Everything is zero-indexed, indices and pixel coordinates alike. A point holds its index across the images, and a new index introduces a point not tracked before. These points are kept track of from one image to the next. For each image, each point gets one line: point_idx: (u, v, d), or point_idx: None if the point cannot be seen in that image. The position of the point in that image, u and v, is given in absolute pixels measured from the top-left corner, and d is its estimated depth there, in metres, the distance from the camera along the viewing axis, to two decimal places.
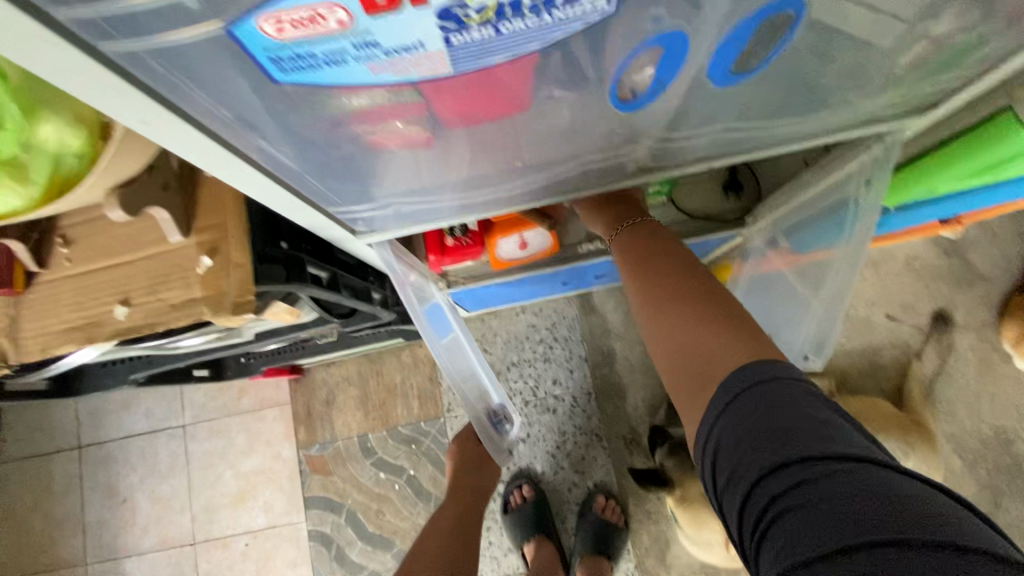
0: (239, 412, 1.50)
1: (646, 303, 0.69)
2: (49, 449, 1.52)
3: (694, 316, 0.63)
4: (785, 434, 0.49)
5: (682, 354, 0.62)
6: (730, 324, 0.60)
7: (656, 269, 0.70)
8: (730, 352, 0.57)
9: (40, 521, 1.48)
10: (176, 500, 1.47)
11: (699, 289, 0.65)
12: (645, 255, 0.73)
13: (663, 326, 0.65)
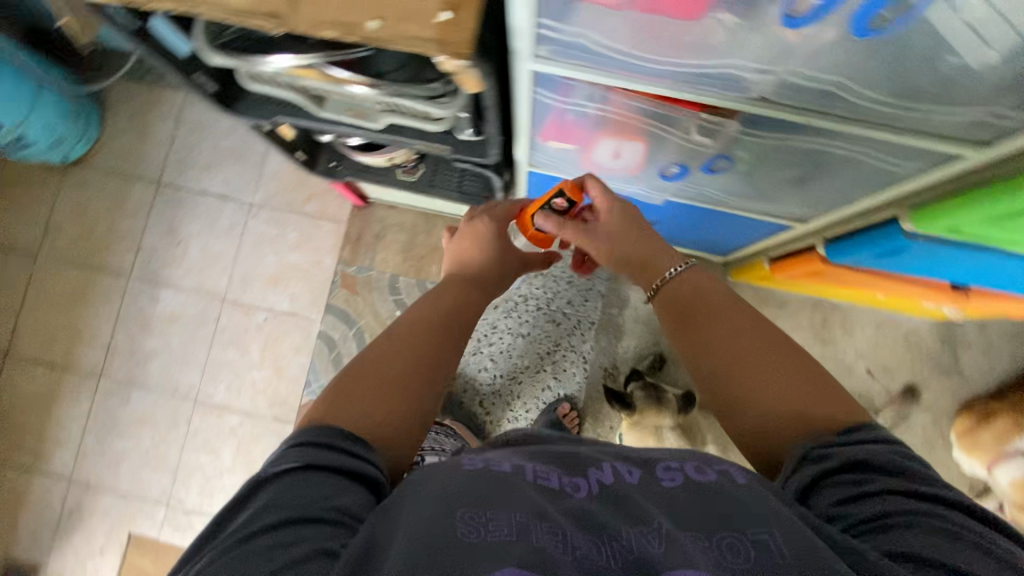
0: (301, 212, 1.69)
1: (738, 370, 0.69)
2: (135, 175, 1.73)
3: (772, 379, 0.67)
4: (904, 477, 0.54)
5: (791, 404, 0.64)
6: (812, 383, 0.66)
7: (750, 347, 0.70)
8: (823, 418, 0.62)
9: (108, 228, 1.71)
10: (222, 260, 1.68)
11: (785, 357, 0.69)
12: (731, 331, 0.73)
13: (764, 396, 0.66)
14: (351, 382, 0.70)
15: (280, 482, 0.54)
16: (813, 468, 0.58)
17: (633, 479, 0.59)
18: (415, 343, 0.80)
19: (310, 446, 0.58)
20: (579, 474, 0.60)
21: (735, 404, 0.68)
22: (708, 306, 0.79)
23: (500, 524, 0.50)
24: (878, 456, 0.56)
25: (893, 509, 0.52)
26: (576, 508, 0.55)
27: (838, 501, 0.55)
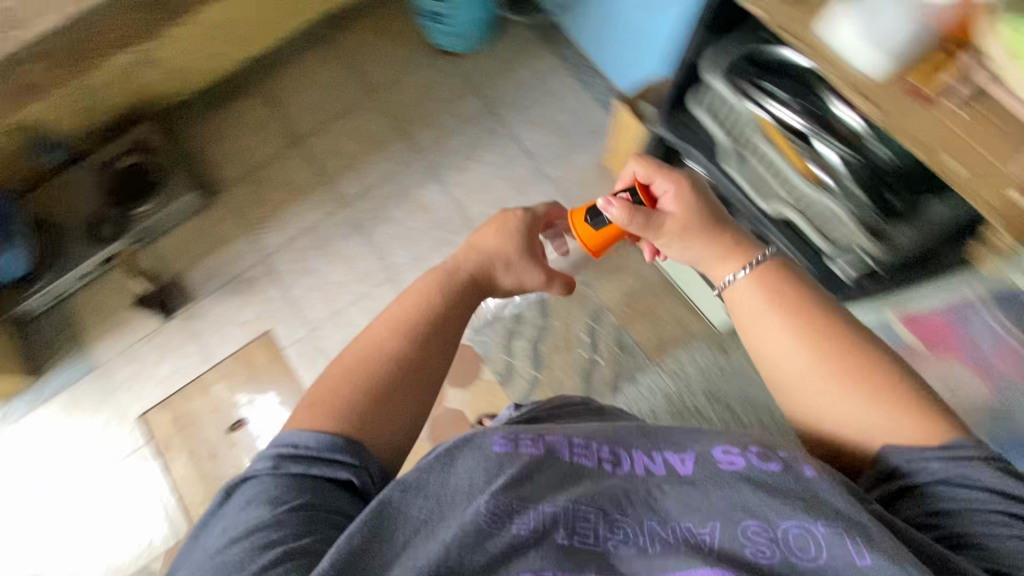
0: (574, 209, 1.84)
1: (825, 393, 0.79)
2: (477, 92, 1.97)
3: (848, 387, 0.77)
4: (969, 508, 0.66)
5: (853, 425, 0.76)
6: (898, 399, 0.75)
7: (815, 351, 0.80)
8: (920, 436, 0.72)
9: (428, 113, 1.95)
10: (489, 195, 1.85)
11: (869, 371, 0.78)
12: (814, 355, 0.80)
13: (829, 399, 0.78)
14: (317, 413, 0.77)
15: (292, 509, 0.66)
16: (908, 451, 0.71)
17: (815, 477, 0.67)
18: (405, 341, 0.86)
19: (294, 475, 0.70)
20: (654, 459, 0.74)
21: (815, 415, 0.80)
22: (773, 288, 0.88)
23: (577, 498, 0.69)
24: (943, 451, 0.69)
25: (955, 498, 0.67)
26: (603, 518, 0.68)
27: (930, 486, 0.69)
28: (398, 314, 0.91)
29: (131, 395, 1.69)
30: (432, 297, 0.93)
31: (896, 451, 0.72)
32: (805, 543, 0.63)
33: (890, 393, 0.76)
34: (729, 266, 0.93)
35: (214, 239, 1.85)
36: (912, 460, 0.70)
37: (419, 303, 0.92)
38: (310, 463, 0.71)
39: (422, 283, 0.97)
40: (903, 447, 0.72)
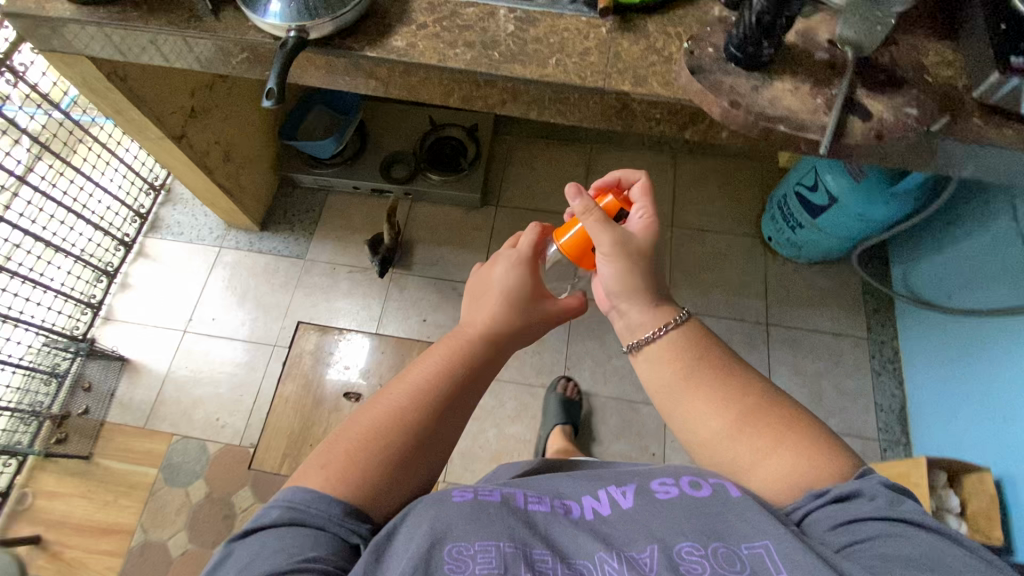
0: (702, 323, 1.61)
1: (746, 443, 0.66)
2: (651, 164, 1.80)
3: (772, 436, 0.65)
4: (921, 562, 0.51)
5: (779, 476, 0.63)
6: (812, 436, 0.65)
7: (734, 422, 0.67)
8: (834, 463, 0.63)
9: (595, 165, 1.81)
10: None
11: (782, 416, 0.66)
12: (726, 401, 0.67)
13: (752, 458, 0.65)
14: (350, 481, 0.62)
15: (286, 531, 0.57)
16: (811, 503, 0.60)
17: (737, 496, 0.61)
18: (430, 407, 0.68)
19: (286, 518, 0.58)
20: (496, 491, 0.65)
21: (740, 467, 0.66)
22: (690, 339, 0.72)
23: (460, 539, 0.57)
24: (883, 524, 0.55)
25: (891, 535, 0.54)
26: (487, 511, 0.61)
27: (844, 540, 0.55)
28: (440, 379, 0.70)
29: (204, 338, 1.62)
30: (456, 362, 0.72)
31: (836, 525, 0.56)
32: (634, 568, 0.56)
33: (803, 427, 0.65)
34: (648, 322, 0.73)
35: (367, 213, 1.77)
36: (850, 517, 0.56)
37: (458, 351, 0.74)
38: (306, 510, 0.59)
39: (432, 363, 0.72)
40: (838, 511, 0.57)
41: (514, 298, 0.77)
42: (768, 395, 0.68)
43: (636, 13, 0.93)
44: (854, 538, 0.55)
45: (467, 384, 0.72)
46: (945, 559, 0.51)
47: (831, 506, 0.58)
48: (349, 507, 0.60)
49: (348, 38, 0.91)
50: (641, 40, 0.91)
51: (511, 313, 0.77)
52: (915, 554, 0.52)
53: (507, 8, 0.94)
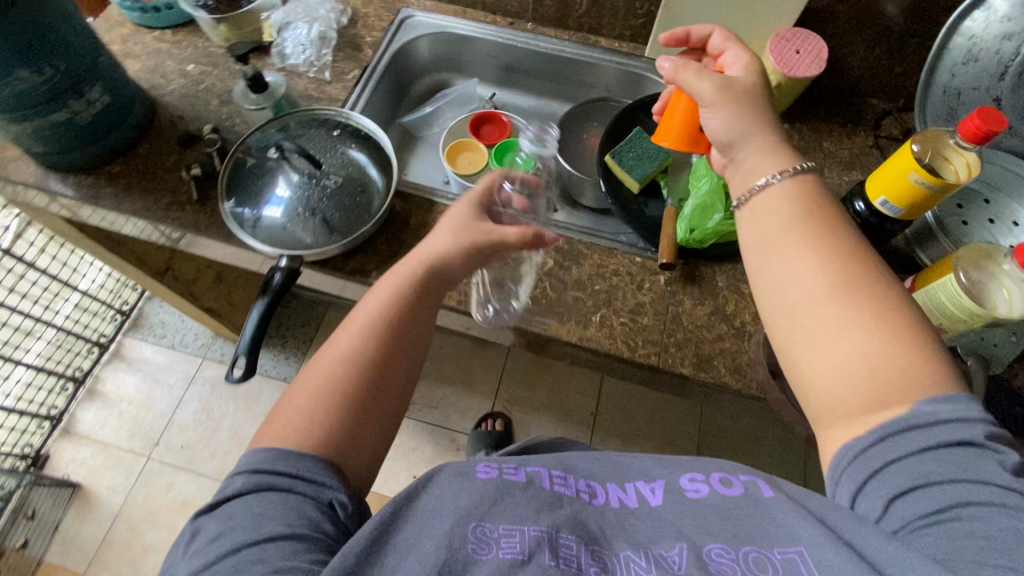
0: None
1: (827, 315, 0.48)
2: None
3: (846, 317, 0.47)
4: (956, 470, 0.41)
5: (862, 367, 0.46)
6: (914, 334, 0.46)
7: (825, 271, 0.50)
8: (926, 364, 0.46)
9: None
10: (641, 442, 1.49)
11: (890, 316, 0.47)
12: (830, 267, 0.50)
13: (856, 442, 0.45)
14: (296, 430, 0.52)
15: (255, 499, 0.48)
16: (856, 477, 0.45)
17: (773, 497, 0.50)
18: (373, 356, 0.58)
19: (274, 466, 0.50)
20: (522, 469, 0.57)
21: (807, 346, 0.49)
22: (813, 197, 0.55)
23: (474, 494, 0.52)
24: (955, 430, 0.42)
25: (957, 497, 0.40)
26: (512, 491, 0.53)
27: (910, 512, 0.41)
28: (396, 307, 0.61)
29: (168, 470, 1.45)
30: (409, 294, 0.63)
31: (894, 433, 0.43)
32: (661, 568, 0.46)
33: (914, 337, 0.46)
34: (768, 164, 0.57)
35: None
36: (897, 443, 0.43)
37: (386, 310, 0.61)
38: (279, 473, 0.50)
39: (384, 294, 0.62)
40: (895, 441, 0.43)
41: (461, 223, 0.68)
42: (845, 228, 0.53)
43: (702, 261, 0.77)
44: (906, 525, 0.41)
45: (424, 304, 0.64)
46: (1012, 497, 0.39)
47: (886, 432, 0.44)
48: (321, 460, 0.51)
49: (354, 259, 0.75)
50: (707, 298, 0.75)
51: (471, 254, 0.67)
52: (994, 538, 0.38)
53: None
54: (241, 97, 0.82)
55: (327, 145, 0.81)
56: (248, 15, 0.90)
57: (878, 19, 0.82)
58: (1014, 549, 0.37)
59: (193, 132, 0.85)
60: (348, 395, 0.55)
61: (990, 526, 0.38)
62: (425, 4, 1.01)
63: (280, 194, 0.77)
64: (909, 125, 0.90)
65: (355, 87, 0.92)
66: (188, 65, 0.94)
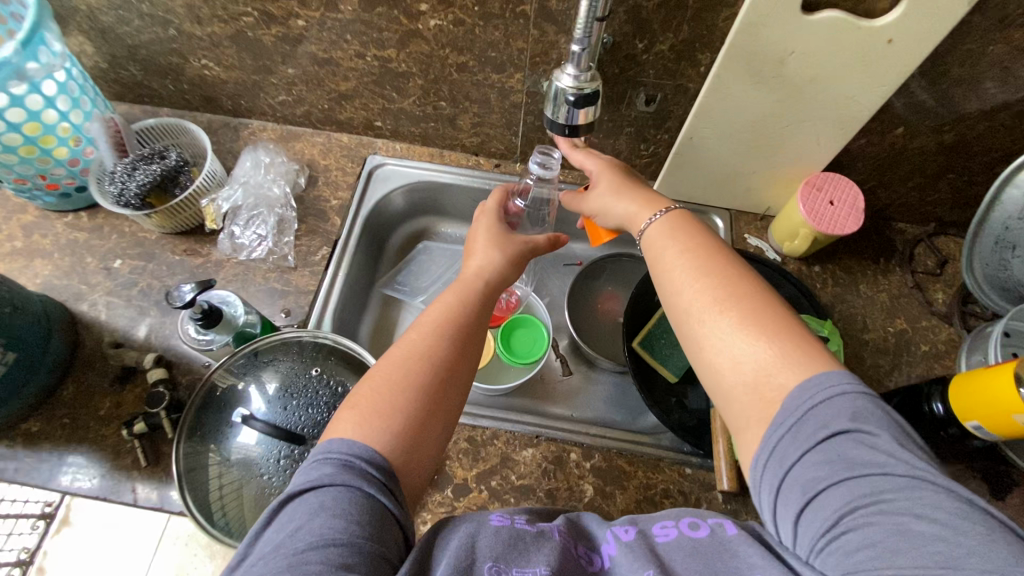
0: None
1: (705, 314, 0.47)
2: None
3: (698, 253, 0.52)
4: (853, 463, 0.36)
5: (739, 362, 0.44)
6: (806, 346, 0.43)
7: (698, 280, 0.49)
8: (783, 324, 0.45)
9: None
10: None
11: (759, 308, 0.46)
12: (698, 270, 0.50)
13: (759, 451, 0.41)
14: (388, 428, 0.47)
15: (319, 493, 0.41)
16: (767, 498, 0.40)
17: (738, 537, 0.43)
18: (447, 366, 0.52)
19: (341, 469, 0.43)
20: (535, 522, 0.49)
21: (696, 347, 0.48)
22: (680, 220, 0.56)
23: (490, 546, 0.44)
24: (828, 413, 0.38)
25: (865, 496, 0.35)
26: (527, 540, 0.46)
27: (813, 534, 0.37)
28: (465, 320, 0.57)
29: None
30: (473, 306, 0.58)
31: (778, 422, 0.40)
32: None
33: (792, 333, 0.44)
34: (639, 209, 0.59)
35: None
36: (780, 452, 0.39)
37: (451, 321, 0.56)
38: (371, 477, 0.43)
39: (451, 299, 0.58)
40: (778, 445, 0.40)
41: (500, 235, 0.66)
42: (707, 237, 0.54)
43: None
44: (813, 546, 0.37)
45: (485, 311, 0.58)
46: (889, 483, 0.35)
47: (771, 431, 0.40)
48: (367, 455, 0.44)
49: None
50: None
51: (518, 265, 0.65)
52: (880, 542, 0.33)
53: (580, 451, 0.68)
54: (191, 339, 0.65)
55: (310, 394, 0.65)
56: (184, 203, 0.74)
57: (912, 158, 0.74)
58: (911, 547, 0.33)
59: (131, 363, 0.69)
60: (424, 368, 0.51)
61: (878, 532, 0.34)
62: (394, 147, 0.88)
63: (267, 477, 0.61)
64: (944, 252, 0.83)
65: (324, 272, 0.77)
66: (115, 260, 0.77)
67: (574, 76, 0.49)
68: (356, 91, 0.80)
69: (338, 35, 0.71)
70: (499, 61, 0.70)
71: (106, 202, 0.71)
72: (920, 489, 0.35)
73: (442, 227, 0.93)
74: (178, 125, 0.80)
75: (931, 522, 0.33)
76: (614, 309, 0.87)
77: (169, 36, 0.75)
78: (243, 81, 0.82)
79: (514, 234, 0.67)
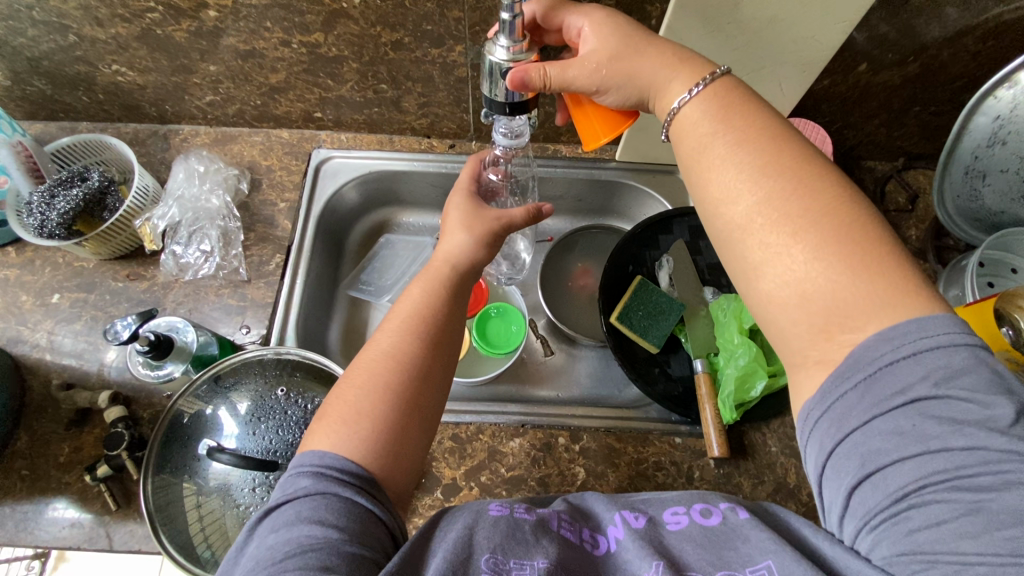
0: None
1: (761, 234, 0.41)
2: None
3: (754, 153, 0.42)
4: (930, 433, 0.33)
5: (806, 294, 0.38)
6: (888, 272, 0.37)
7: (756, 192, 0.41)
8: (853, 238, 0.38)
9: None
10: None
11: (834, 223, 0.39)
12: (758, 175, 0.41)
13: (815, 404, 0.37)
14: (358, 434, 0.44)
15: (297, 504, 0.39)
16: (816, 460, 0.38)
17: (750, 523, 0.42)
18: (422, 365, 0.48)
19: (318, 484, 0.40)
20: (533, 509, 0.47)
21: (748, 273, 0.42)
22: (730, 103, 0.45)
23: (487, 536, 0.42)
24: (904, 378, 0.34)
25: (938, 472, 0.32)
26: (526, 531, 0.43)
27: (869, 508, 0.34)
28: (436, 315, 0.51)
29: None
30: (444, 294, 0.53)
31: (843, 380, 0.36)
32: None
33: (873, 255, 0.38)
34: (673, 82, 0.47)
35: None
36: (841, 414, 0.36)
37: (422, 313, 0.51)
38: (347, 480, 0.41)
39: (421, 293, 0.53)
40: (839, 405, 0.36)
41: (470, 210, 0.59)
42: (769, 123, 0.44)
43: (749, 425, 0.66)
44: (867, 520, 0.34)
45: (456, 301, 0.54)
46: (970, 459, 0.32)
47: (833, 387, 0.37)
48: (341, 471, 0.41)
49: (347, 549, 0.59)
50: (765, 474, 0.64)
51: (492, 244, 0.58)
52: (949, 523, 0.31)
53: (568, 434, 0.67)
54: (147, 375, 0.62)
55: (280, 416, 0.62)
56: (115, 226, 0.69)
57: (877, 93, 0.71)
58: (983, 531, 0.31)
59: (85, 404, 0.65)
60: (397, 365, 0.47)
61: (946, 511, 0.32)
62: (340, 138, 0.83)
63: (244, 506, 0.59)
64: (915, 186, 0.81)
65: (282, 281, 0.73)
66: (53, 295, 0.72)
67: (508, 47, 0.44)
68: (288, 83, 0.74)
69: (257, 23, 0.64)
70: (437, 35, 0.65)
71: (27, 235, 0.66)
72: (1006, 464, 0.31)
73: (402, 216, 0.88)
74: (96, 141, 0.74)
75: (1014, 501, 0.31)
76: (590, 283, 0.84)
77: (69, 43, 0.68)
78: (162, 85, 0.75)
79: (483, 206, 0.60)
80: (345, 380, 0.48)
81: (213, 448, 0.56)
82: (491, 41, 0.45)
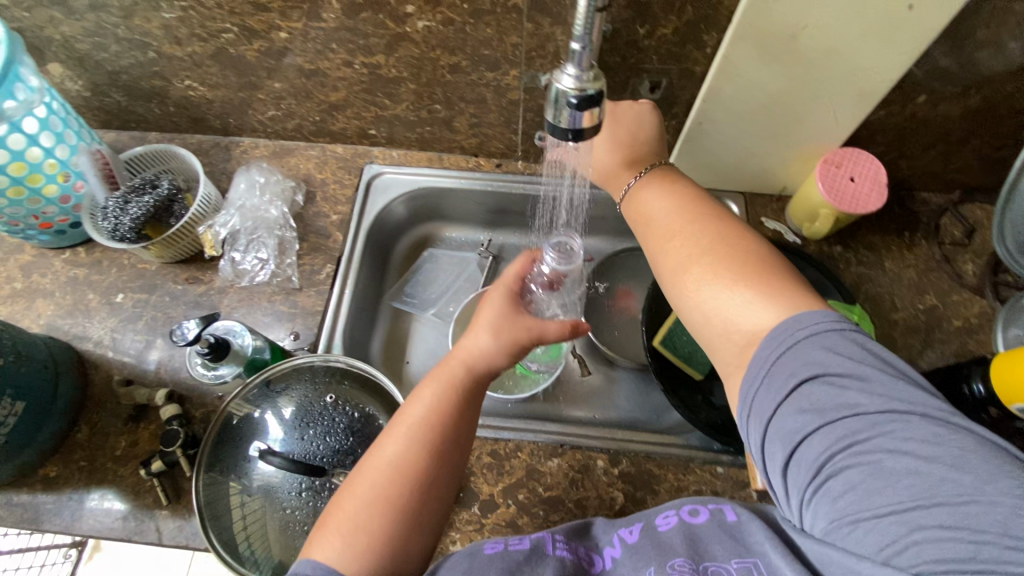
0: None
1: (694, 273, 0.50)
2: None
3: (688, 216, 0.54)
4: (831, 410, 0.38)
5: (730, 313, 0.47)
6: (789, 288, 0.46)
7: (684, 240, 0.53)
8: (759, 264, 0.48)
9: None
10: None
11: (744, 256, 0.49)
12: (685, 230, 0.53)
13: (744, 405, 0.44)
14: (366, 534, 0.45)
15: None
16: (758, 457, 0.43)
17: (738, 519, 0.44)
18: (433, 457, 0.50)
19: None
20: (528, 538, 0.49)
21: (690, 310, 0.51)
22: (671, 184, 0.59)
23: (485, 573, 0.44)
24: (796, 361, 0.41)
25: (843, 443, 0.37)
26: (520, 561, 0.45)
27: (801, 484, 0.39)
28: (446, 414, 0.52)
29: None
30: (458, 399, 0.53)
31: (757, 377, 0.42)
32: None
33: (773, 275, 0.47)
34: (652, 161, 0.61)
35: None
36: (761, 408, 0.42)
37: (436, 415, 0.52)
38: None
39: (428, 395, 0.53)
40: (759, 399, 0.42)
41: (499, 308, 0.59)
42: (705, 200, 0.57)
43: None
44: (803, 497, 0.39)
45: (473, 400, 0.55)
46: (863, 425, 0.37)
47: (751, 384, 0.43)
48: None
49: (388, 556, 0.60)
50: None
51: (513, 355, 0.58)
52: (860, 485, 0.36)
53: (608, 458, 0.66)
54: (204, 376, 0.65)
55: (326, 422, 0.64)
56: (180, 232, 0.72)
57: (935, 126, 0.70)
58: (889, 487, 0.35)
59: (143, 401, 0.68)
60: (408, 458, 0.49)
61: (855, 474, 0.36)
62: (391, 156, 0.85)
63: (290, 509, 0.60)
64: (971, 220, 0.79)
65: (331, 291, 0.75)
66: (117, 294, 0.76)
67: (576, 76, 0.43)
68: (347, 101, 0.77)
69: (324, 45, 0.68)
70: (494, 59, 0.67)
71: (101, 237, 0.71)
72: (893, 424, 0.37)
73: (445, 231, 0.90)
74: (166, 150, 0.78)
75: (908, 459, 0.35)
76: (631, 306, 0.84)
77: (149, 59, 0.73)
78: (228, 100, 0.79)
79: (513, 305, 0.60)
80: (359, 472, 0.50)
81: (264, 451, 0.59)
82: (558, 70, 0.45)
